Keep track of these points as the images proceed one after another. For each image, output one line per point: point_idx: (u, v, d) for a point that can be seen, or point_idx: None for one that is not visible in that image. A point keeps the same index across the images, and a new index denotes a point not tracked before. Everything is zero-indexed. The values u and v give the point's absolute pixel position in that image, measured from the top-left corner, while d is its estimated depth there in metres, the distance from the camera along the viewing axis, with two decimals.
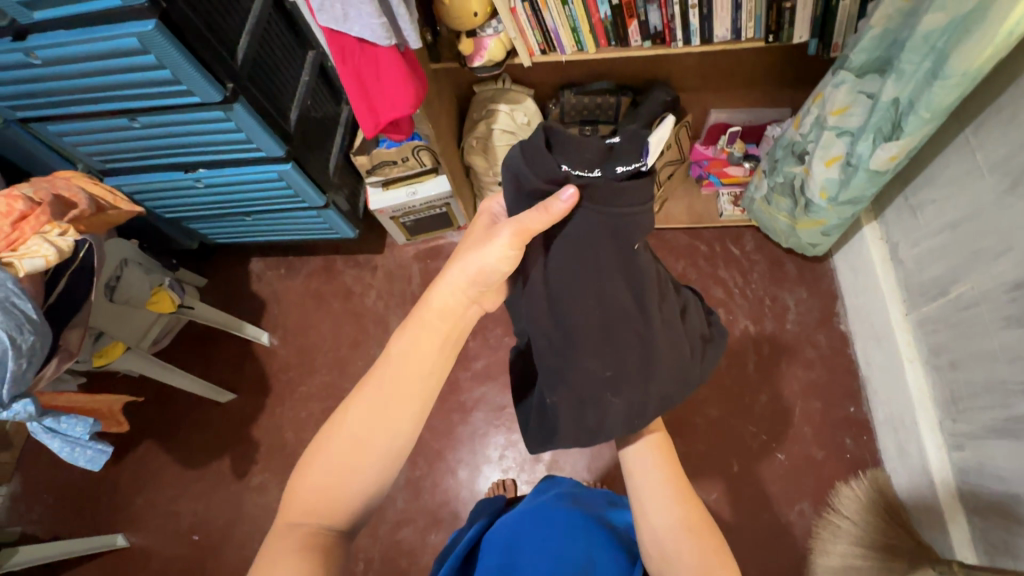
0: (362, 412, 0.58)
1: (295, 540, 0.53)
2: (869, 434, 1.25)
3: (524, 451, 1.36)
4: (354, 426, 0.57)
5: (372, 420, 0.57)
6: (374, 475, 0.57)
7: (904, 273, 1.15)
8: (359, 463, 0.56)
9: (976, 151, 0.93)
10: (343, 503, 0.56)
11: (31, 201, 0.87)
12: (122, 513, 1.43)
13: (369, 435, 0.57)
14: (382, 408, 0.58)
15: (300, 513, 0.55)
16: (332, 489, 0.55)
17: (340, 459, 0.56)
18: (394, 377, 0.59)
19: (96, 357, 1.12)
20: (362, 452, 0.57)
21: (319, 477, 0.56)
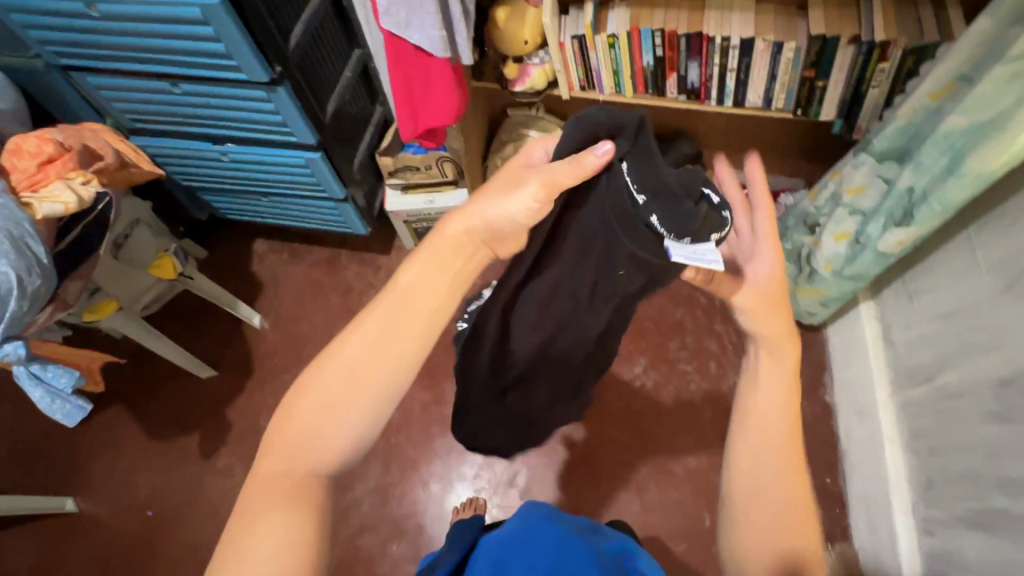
0: (349, 356, 0.52)
1: (274, 486, 0.51)
2: (841, 507, 1.27)
3: (500, 473, 1.35)
4: (351, 360, 0.52)
5: (360, 366, 0.52)
6: (358, 424, 0.52)
7: (894, 354, 1.19)
8: (343, 411, 0.52)
9: (977, 249, 0.97)
10: (325, 450, 0.52)
11: (61, 146, 0.88)
12: (77, 476, 1.38)
13: (356, 382, 0.52)
14: (371, 353, 0.52)
15: (280, 458, 0.52)
16: (321, 426, 0.52)
17: (322, 405, 0.52)
18: (397, 315, 0.53)
19: (87, 312, 1.08)
20: (356, 388, 0.52)
21: (299, 422, 0.52)
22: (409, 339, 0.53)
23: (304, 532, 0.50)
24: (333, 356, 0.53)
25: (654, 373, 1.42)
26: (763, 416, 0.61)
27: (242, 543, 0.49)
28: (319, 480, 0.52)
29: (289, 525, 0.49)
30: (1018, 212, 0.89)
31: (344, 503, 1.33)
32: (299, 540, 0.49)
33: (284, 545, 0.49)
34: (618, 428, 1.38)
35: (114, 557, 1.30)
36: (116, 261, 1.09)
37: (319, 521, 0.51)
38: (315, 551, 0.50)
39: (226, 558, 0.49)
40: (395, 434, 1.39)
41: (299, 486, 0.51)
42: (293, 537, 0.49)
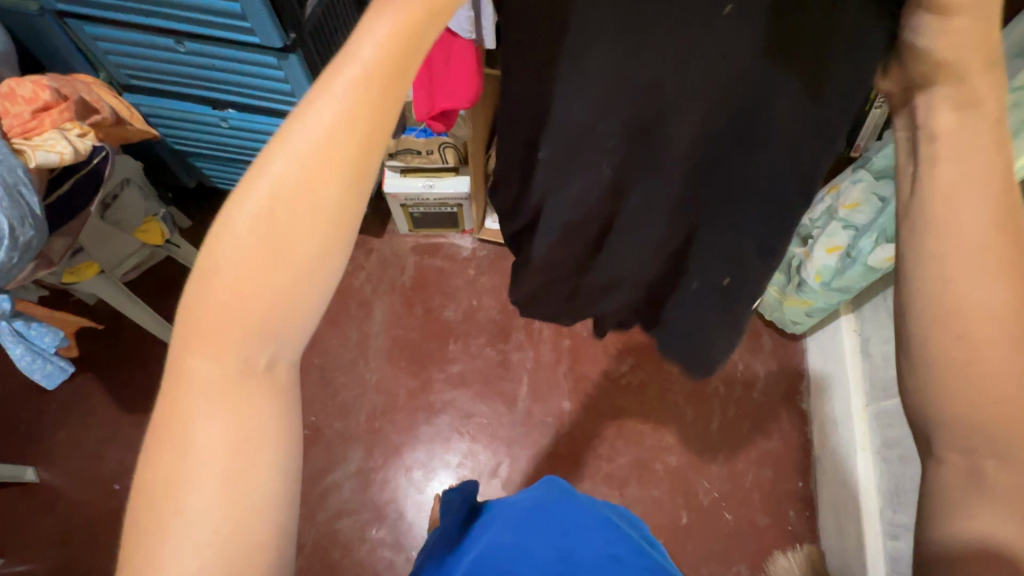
0: (273, 183, 0.30)
1: (198, 412, 0.30)
2: (811, 510, 1.32)
3: (483, 463, 1.35)
4: (279, 176, 0.30)
5: (296, 195, 0.30)
6: (316, 293, 0.31)
7: (870, 366, 1.24)
8: (281, 275, 0.30)
9: None
10: (273, 337, 0.31)
11: (58, 94, 0.83)
12: (40, 444, 1.32)
13: (294, 224, 0.30)
14: (312, 170, 0.30)
15: (199, 368, 0.31)
16: (253, 292, 0.30)
17: (243, 270, 0.30)
18: (343, 95, 0.30)
19: (67, 273, 1.04)
20: (296, 220, 0.30)
21: (220, 294, 0.30)
22: (366, 137, 0.30)
23: (267, 473, 0.31)
24: (249, 187, 0.30)
25: (641, 372, 1.44)
26: (944, 300, 0.31)
27: (160, 516, 0.29)
28: (273, 389, 0.32)
29: (231, 468, 0.30)
30: None
31: (324, 485, 1.31)
32: (261, 482, 0.30)
33: (232, 496, 0.30)
34: (603, 424, 1.39)
35: (76, 531, 1.25)
36: (102, 221, 1.04)
37: (287, 447, 0.32)
38: (291, 485, 0.32)
39: (144, 543, 0.29)
40: (379, 419, 1.38)
41: (237, 409, 0.31)
42: (251, 477, 0.30)
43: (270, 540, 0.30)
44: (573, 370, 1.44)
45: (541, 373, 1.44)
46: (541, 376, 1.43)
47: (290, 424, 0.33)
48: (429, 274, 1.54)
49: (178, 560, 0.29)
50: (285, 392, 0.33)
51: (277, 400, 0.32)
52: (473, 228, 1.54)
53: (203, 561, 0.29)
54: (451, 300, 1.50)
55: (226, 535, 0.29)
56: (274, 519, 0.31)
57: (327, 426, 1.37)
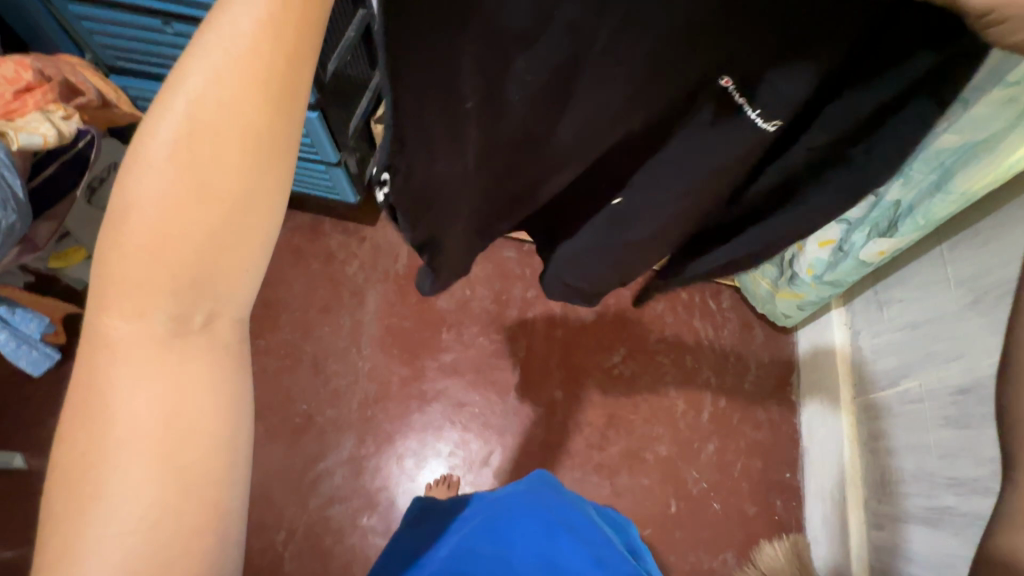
0: (185, 118, 0.28)
1: (124, 376, 0.30)
2: (797, 499, 1.34)
3: (475, 452, 1.36)
4: (187, 115, 0.28)
5: (209, 133, 0.28)
6: (243, 238, 0.31)
7: (860, 358, 1.25)
8: (199, 219, 0.29)
9: (948, 264, 1.02)
10: (203, 296, 0.31)
11: (41, 75, 0.81)
12: (29, 430, 1.31)
13: (211, 164, 0.29)
14: (225, 105, 0.28)
15: (123, 329, 0.30)
16: (167, 247, 0.29)
17: (157, 215, 0.29)
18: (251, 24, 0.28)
19: (54, 257, 1.05)
20: (212, 167, 0.29)
21: (131, 249, 0.29)
22: (282, 69, 0.29)
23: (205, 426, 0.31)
24: (157, 122, 0.28)
25: (633, 363, 1.44)
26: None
27: (91, 478, 0.29)
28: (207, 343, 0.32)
29: (168, 424, 0.30)
30: (989, 232, 0.93)
31: (316, 473, 1.32)
32: (200, 436, 0.31)
33: (167, 455, 0.30)
34: (594, 414, 1.39)
35: None
36: (90, 206, 1.01)
37: (226, 403, 0.33)
38: (232, 436, 0.33)
39: (76, 508, 0.29)
40: (371, 407, 1.38)
41: (171, 363, 0.31)
42: (183, 439, 0.31)
43: (215, 492, 0.31)
44: (566, 360, 1.44)
45: (534, 362, 1.44)
46: (534, 366, 1.43)
47: (226, 379, 0.33)
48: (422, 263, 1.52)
49: (113, 518, 0.29)
50: (219, 347, 0.33)
51: (212, 354, 0.32)
52: None
53: (138, 518, 0.29)
54: (444, 289, 1.49)
55: (162, 491, 0.30)
56: (215, 471, 0.32)
57: (319, 415, 1.36)
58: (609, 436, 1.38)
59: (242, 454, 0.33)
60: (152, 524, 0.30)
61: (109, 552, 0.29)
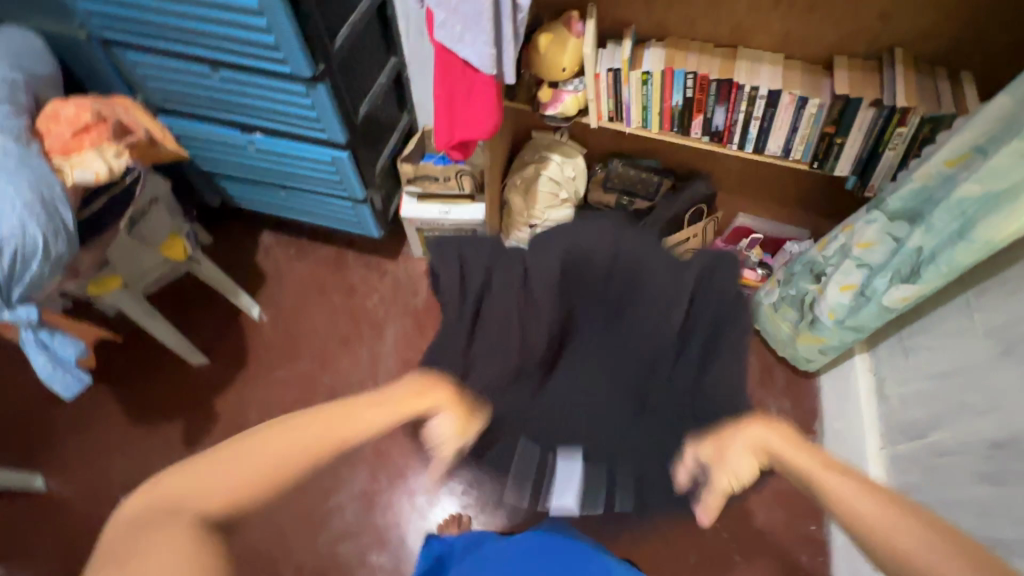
0: (345, 409, 0.60)
1: (215, 503, 0.50)
2: (824, 555, 1.27)
3: (488, 491, 1.33)
4: (352, 416, 0.58)
5: (344, 420, 0.58)
6: (307, 468, 0.54)
7: (887, 408, 1.21)
8: (300, 453, 0.54)
9: (976, 312, 1.00)
10: (278, 486, 0.53)
11: (98, 116, 0.88)
12: (52, 453, 1.34)
13: (328, 429, 0.56)
14: (370, 410, 0.62)
15: (231, 475, 0.51)
16: (278, 462, 0.53)
17: (293, 441, 0.54)
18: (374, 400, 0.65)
19: (91, 284, 1.06)
20: (338, 436, 0.56)
21: (271, 445, 0.53)
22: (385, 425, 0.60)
23: None
24: (317, 413, 0.56)
25: None
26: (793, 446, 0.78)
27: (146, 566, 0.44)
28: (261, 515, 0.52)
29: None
30: (1017, 280, 0.92)
31: (327, 507, 1.31)
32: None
33: None
34: None
35: (79, 543, 1.25)
36: (129, 237, 1.09)
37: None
38: None
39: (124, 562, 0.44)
40: (386, 441, 1.37)
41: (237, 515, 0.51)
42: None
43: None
44: None
45: None
46: None
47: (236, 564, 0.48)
48: None
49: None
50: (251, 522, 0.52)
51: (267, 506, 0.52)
52: None
53: None
54: None
55: None
56: None
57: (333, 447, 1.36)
58: None
59: None
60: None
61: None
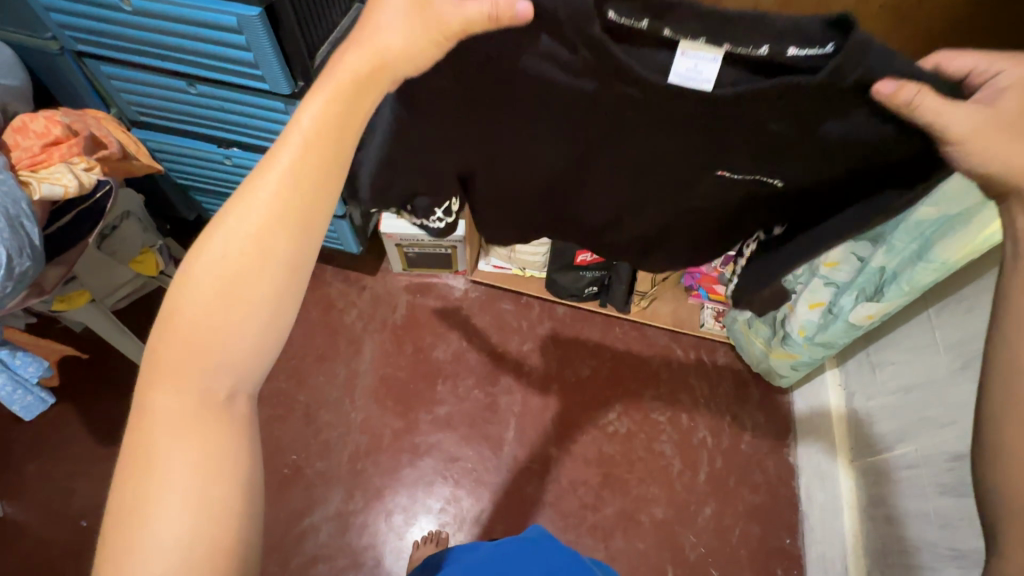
0: (186, 331, 0.40)
1: (166, 439, 0.39)
2: (799, 569, 1.29)
3: (467, 508, 1.32)
4: (193, 311, 0.40)
5: (223, 287, 0.40)
6: (250, 295, 0.40)
7: (855, 421, 1.24)
8: (238, 303, 0.40)
9: (935, 329, 1.04)
10: (237, 372, 0.41)
11: (69, 129, 0.87)
12: (9, 477, 1.28)
13: (232, 273, 0.40)
14: (225, 318, 0.40)
15: (163, 404, 0.40)
16: (198, 347, 0.40)
17: (213, 307, 0.40)
18: (204, 316, 0.40)
19: (57, 301, 1.03)
20: (229, 305, 0.40)
21: (185, 329, 0.40)
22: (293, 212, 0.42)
23: (178, 474, 0.38)
24: (203, 249, 0.40)
25: (629, 420, 1.43)
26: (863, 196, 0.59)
27: (143, 512, 0.37)
28: (308, 262, 0.43)
29: (203, 464, 0.39)
30: (972, 298, 0.96)
31: (301, 528, 1.28)
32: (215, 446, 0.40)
33: (198, 491, 0.38)
34: (588, 472, 1.37)
35: (36, 569, 1.20)
36: (99, 251, 1.06)
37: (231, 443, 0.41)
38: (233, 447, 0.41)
39: (140, 490, 0.38)
40: (363, 460, 1.35)
41: (200, 420, 0.40)
42: (198, 426, 0.40)
43: (227, 548, 0.38)
44: (560, 416, 1.43)
45: (528, 418, 1.42)
46: (528, 422, 1.42)
47: (250, 433, 0.42)
48: (420, 314, 1.53)
49: (162, 534, 0.37)
50: (238, 414, 0.42)
51: (303, 248, 0.42)
52: (468, 270, 1.55)
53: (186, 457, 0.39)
54: (441, 341, 1.50)
55: (185, 453, 0.39)
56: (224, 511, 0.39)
57: (308, 466, 1.34)
58: (604, 495, 1.35)
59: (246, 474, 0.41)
60: (290, 166, 0.42)
61: (155, 564, 0.36)
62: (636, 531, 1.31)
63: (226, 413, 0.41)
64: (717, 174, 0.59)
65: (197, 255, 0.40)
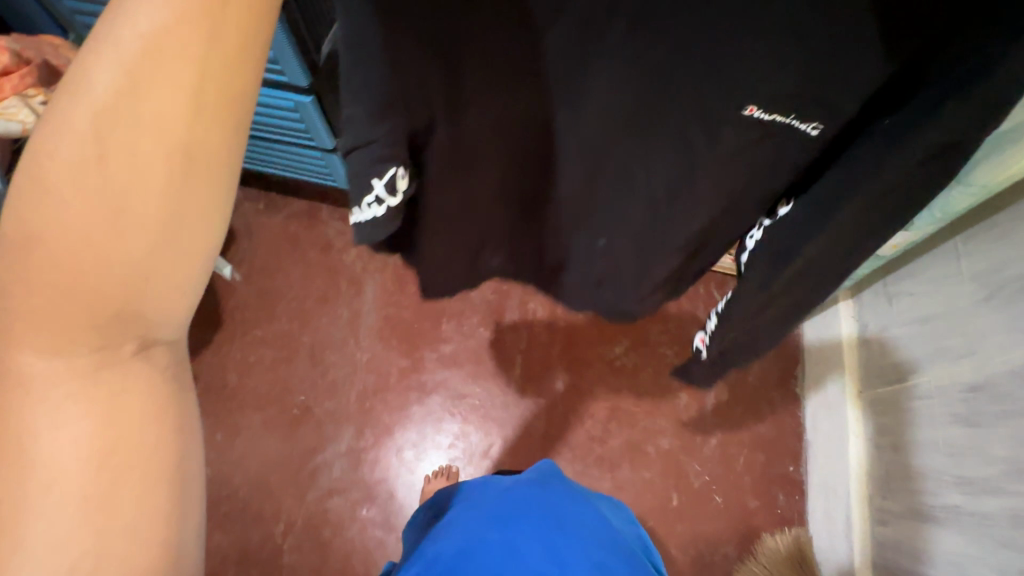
0: (46, 294, 0.33)
1: (53, 424, 0.38)
2: (800, 494, 1.33)
3: (476, 443, 1.34)
4: (49, 269, 0.33)
5: (78, 245, 0.32)
6: (119, 265, 0.34)
7: (868, 353, 1.22)
8: (110, 267, 0.33)
9: (962, 258, 0.99)
10: (120, 337, 0.38)
11: (19, 57, 0.78)
12: None
13: (89, 230, 0.32)
14: (91, 283, 0.33)
15: (41, 380, 0.37)
16: (67, 311, 0.34)
17: (70, 267, 0.33)
18: (63, 280, 0.33)
19: None
20: (94, 271, 0.33)
21: (46, 289, 0.33)
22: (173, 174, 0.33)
23: (72, 466, 0.38)
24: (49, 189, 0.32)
25: (636, 355, 1.42)
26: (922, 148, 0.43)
27: (26, 494, 0.37)
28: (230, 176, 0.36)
29: (96, 453, 0.39)
30: (1006, 225, 0.89)
31: (314, 464, 1.31)
32: (123, 438, 0.40)
33: (95, 480, 0.39)
34: (596, 407, 1.38)
35: None
36: None
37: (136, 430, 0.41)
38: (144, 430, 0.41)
39: (28, 482, 0.37)
40: (371, 399, 1.36)
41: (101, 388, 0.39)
42: (96, 417, 0.39)
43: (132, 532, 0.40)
44: (567, 353, 1.42)
45: (535, 354, 1.41)
46: (535, 359, 1.41)
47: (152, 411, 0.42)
48: None
49: (47, 518, 0.37)
50: (130, 378, 0.41)
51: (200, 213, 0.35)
52: None
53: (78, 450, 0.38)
54: None
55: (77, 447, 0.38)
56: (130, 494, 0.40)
57: (317, 406, 1.35)
58: (610, 428, 1.36)
59: (153, 449, 0.42)
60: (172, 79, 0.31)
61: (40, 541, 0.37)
62: (642, 461, 1.34)
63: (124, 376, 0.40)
64: (745, 114, 0.45)
65: (47, 164, 0.31)
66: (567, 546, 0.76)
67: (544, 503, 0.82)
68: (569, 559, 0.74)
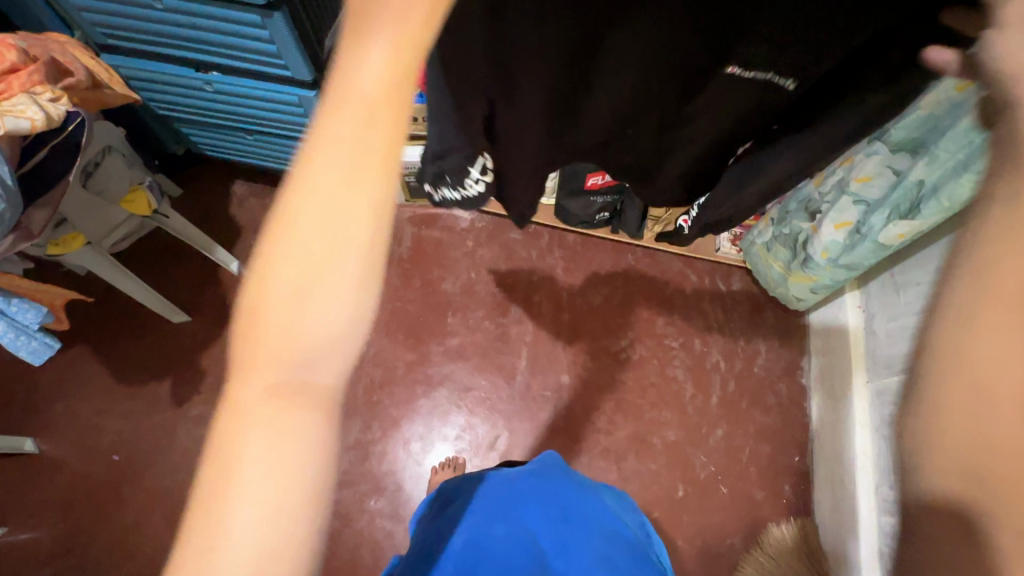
0: (270, 331, 0.34)
1: (244, 439, 0.34)
2: (806, 484, 1.33)
3: (482, 435, 1.35)
4: (276, 309, 0.34)
5: (306, 278, 0.34)
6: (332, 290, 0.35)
7: (874, 342, 1.21)
8: (324, 291, 0.35)
9: None
10: (318, 371, 0.35)
11: (26, 55, 0.79)
12: (38, 416, 1.32)
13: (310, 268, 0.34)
14: (310, 310, 0.34)
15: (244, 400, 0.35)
16: (283, 345, 0.34)
17: (294, 300, 0.34)
18: (288, 313, 0.34)
19: (52, 245, 1.00)
20: (311, 301, 0.34)
21: (272, 326, 0.34)
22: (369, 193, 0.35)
23: (255, 492, 0.33)
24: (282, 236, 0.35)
25: (642, 346, 1.42)
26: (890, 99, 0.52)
27: (215, 512, 0.33)
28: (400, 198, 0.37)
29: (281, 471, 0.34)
30: None
31: None
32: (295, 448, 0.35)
33: (276, 499, 0.34)
34: (602, 399, 1.38)
35: (78, 500, 1.27)
36: (85, 189, 0.99)
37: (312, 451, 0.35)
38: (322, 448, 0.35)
39: (216, 507, 0.34)
40: (378, 392, 1.37)
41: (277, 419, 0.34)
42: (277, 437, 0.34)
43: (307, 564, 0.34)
44: (572, 345, 1.42)
45: (540, 346, 1.42)
46: (540, 351, 1.42)
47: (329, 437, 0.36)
48: (426, 247, 1.49)
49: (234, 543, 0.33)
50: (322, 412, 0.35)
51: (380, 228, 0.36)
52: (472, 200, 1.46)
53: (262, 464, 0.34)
54: (449, 273, 1.47)
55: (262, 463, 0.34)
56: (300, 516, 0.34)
57: None
58: (616, 419, 1.37)
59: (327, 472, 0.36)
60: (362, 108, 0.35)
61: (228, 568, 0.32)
62: (648, 453, 1.35)
63: (305, 396, 0.35)
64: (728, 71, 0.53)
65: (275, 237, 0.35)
66: (576, 540, 0.76)
67: (552, 497, 0.83)
68: (577, 552, 0.74)
